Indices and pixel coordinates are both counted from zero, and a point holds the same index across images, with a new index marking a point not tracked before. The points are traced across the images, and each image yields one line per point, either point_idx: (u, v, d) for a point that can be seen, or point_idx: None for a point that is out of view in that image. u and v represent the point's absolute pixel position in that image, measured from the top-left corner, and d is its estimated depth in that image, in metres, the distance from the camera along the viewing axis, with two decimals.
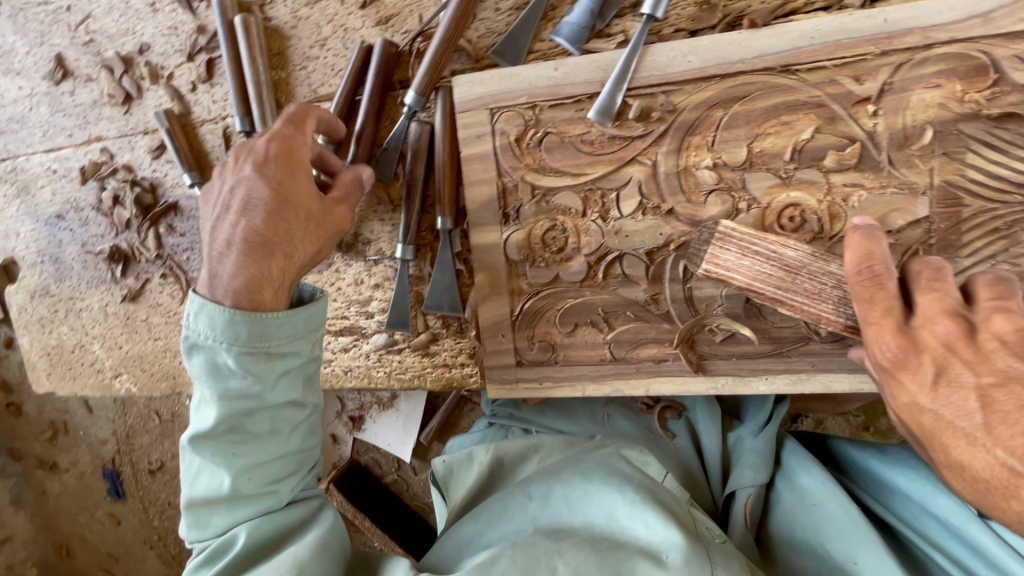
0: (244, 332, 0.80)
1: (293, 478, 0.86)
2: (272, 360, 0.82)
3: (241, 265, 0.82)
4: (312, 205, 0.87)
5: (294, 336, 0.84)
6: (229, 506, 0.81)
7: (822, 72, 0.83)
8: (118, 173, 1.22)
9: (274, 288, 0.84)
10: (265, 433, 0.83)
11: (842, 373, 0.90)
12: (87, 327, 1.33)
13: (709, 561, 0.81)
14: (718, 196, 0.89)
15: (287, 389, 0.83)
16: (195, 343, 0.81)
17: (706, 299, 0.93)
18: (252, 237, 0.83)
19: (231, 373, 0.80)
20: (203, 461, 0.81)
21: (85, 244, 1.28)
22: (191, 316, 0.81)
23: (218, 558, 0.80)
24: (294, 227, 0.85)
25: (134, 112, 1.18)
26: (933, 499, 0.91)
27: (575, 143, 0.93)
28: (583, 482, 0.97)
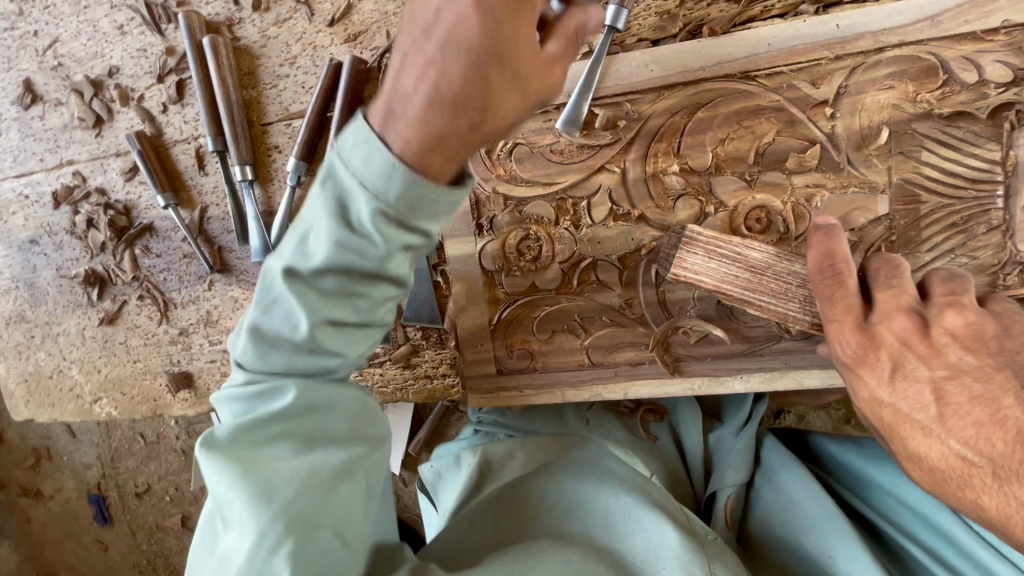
0: (396, 193, 0.58)
1: (365, 346, 0.71)
2: (402, 229, 0.61)
3: (417, 123, 0.57)
4: (526, 62, 0.59)
5: (438, 215, 0.62)
6: (299, 351, 0.66)
7: (779, 77, 0.86)
8: (91, 196, 1.21)
9: (451, 154, 0.58)
10: (357, 312, 0.66)
11: (814, 370, 0.92)
12: (65, 352, 1.32)
13: (705, 556, 0.82)
14: (686, 201, 0.91)
15: (399, 263, 0.64)
16: (332, 169, 0.60)
17: (679, 302, 0.94)
18: (444, 85, 0.57)
19: (359, 225, 0.60)
20: (284, 297, 0.64)
21: (60, 268, 1.27)
22: (348, 143, 0.59)
23: (258, 399, 0.67)
24: (470, 94, 0.57)
25: (105, 135, 1.18)
26: (910, 493, 0.93)
27: (544, 152, 0.94)
28: (579, 484, 0.97)
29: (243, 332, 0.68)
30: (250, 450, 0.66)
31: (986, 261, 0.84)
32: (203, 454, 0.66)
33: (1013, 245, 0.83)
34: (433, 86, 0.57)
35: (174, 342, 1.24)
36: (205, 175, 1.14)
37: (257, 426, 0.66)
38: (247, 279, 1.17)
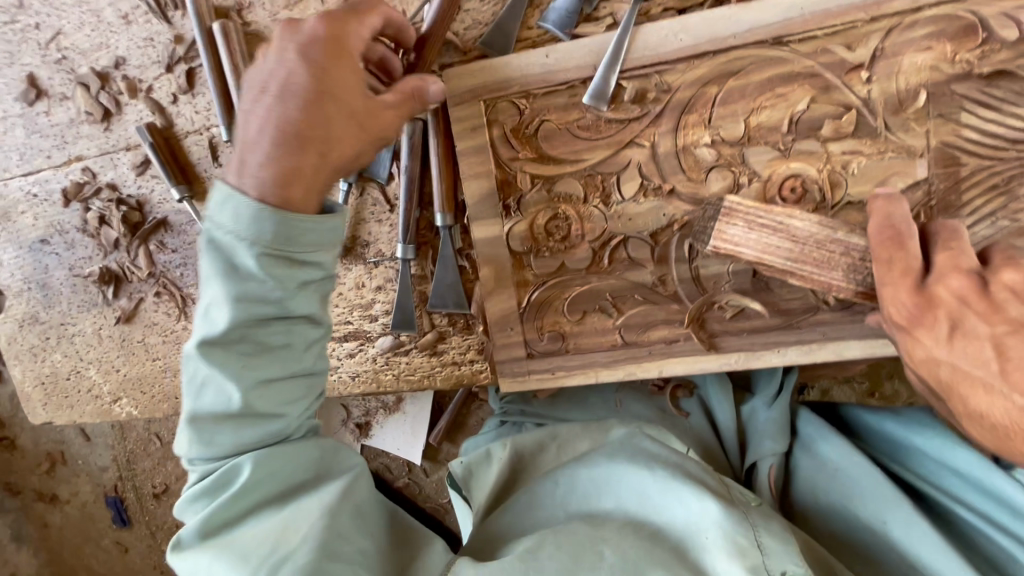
0: (271, 234, 0.69)
1: (303, 403, 0.78)
2: (295, 267, 0.72)
3: (270, 156, 0.70)
4: (354, 123, 0.74)
5: (318, 244, 0.73)
6: (235, 427, 0.73)
7: (813, 42, 0.83)
8: (102, 192, 1.18)
9: (307, 184, 0.72)
10: (271, 365, 0.73)
11: (854, 341, 0.90)
12: (81, 352, 1.30)
13: (750, 523, 0.77)
14: (719, 172, 0.89)
15: (307, 302, 0.75)
16: (214, 240, 0.69)
17: (713, 277, 0.93)
18: (286, 126, 0.71)
19: (256, 275, 0.69)
20: (207, 373, 0.71)
21: (72, 267, 1.25)
22: (215, 207, 0.69)
23: (220, 489, 0.73)
24: (317, 126, 0.71)
25: (114, 129, 1.15)
26: (954, 454, 0.91)
27: (571, 129, 0.92)
28: (607, 462, 0.95)
29: (182, 425, 0.73)
30: (226, 533, 0.72)
31: None
32: (180, 559, 0.72)
33: None
34: (294, 121, 0.71)
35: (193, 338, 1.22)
36: (220, 166, 1.12)
37: (225, 508, 0.72)
38: None
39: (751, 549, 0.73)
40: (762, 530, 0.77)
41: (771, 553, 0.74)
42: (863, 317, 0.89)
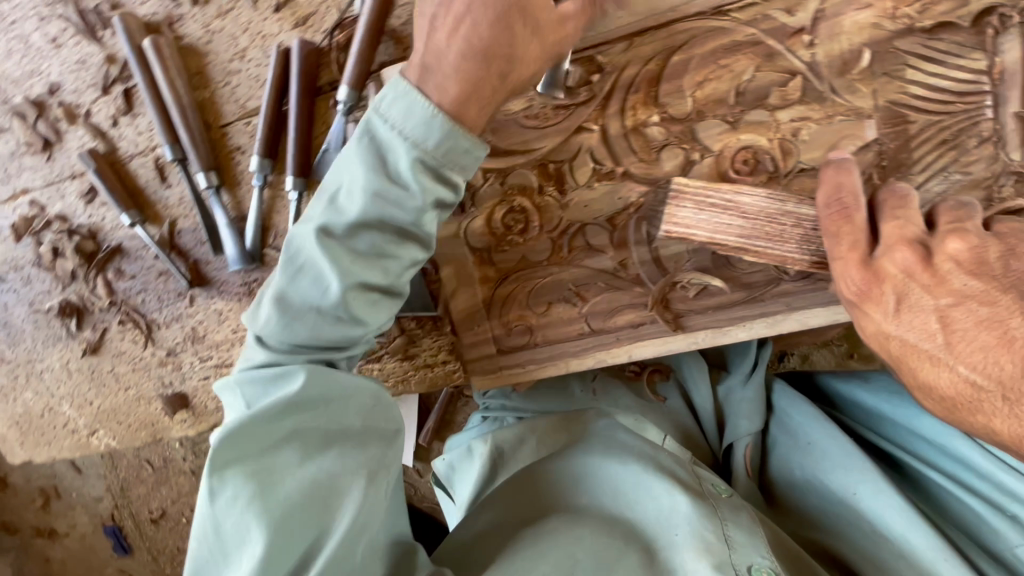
0: (435, 142, 0.70)
1: (385, 317, 0.79)
2: (433, 180, 0.73)
3: (463, 75, 0.71)
4: (519, 34, 0.71)
5: (448, 160, 0.72)
6: (326, 319, 0.74)
7: (753, 9, 0.82)
8: (53, 224, 1.16)
9: (487, 94, 0.72)
10: (379, 271, 0.75)
11: (817, 308, 0.90)
12: (53, 388, 1.28)
13: (719, 517, 0.83)
14: (670, 151, 0.88)
15: (426, 224, 0.75)
16: (373, 130, 0.72)
17: (673, 257, 0.92)
18: (473, 39, 0.70)
19: (407, 177, 0.71)
20: (312, 260, 0.72)
21: (32, 303, 1.22)
22: (388, 99, 0.71)
23: (277, 381, 0.73)
24: (507, 30, 0.71)
25: (57, 158, 1.12)
26: (918, 421, 0.93)
27: (518, 118, 0.90)
28: (587, 459, 0.97)
29: (267, 302, 0.74)
30: (261, 455, 0.72)
31: (980, 175, 0.82)
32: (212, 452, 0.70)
33: (1006, 155, 0.81)
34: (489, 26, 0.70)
35: (163, 364, 1.21)
36: (168, 187, 1.09)
37: (275, 409, 0.71)
38: (228, 289, 1.13)
39: (718, 543, 0.79)
40: (729, 524, 0.82)
41: (737, 546, 0.79)
42: (826, 283, 0.89)
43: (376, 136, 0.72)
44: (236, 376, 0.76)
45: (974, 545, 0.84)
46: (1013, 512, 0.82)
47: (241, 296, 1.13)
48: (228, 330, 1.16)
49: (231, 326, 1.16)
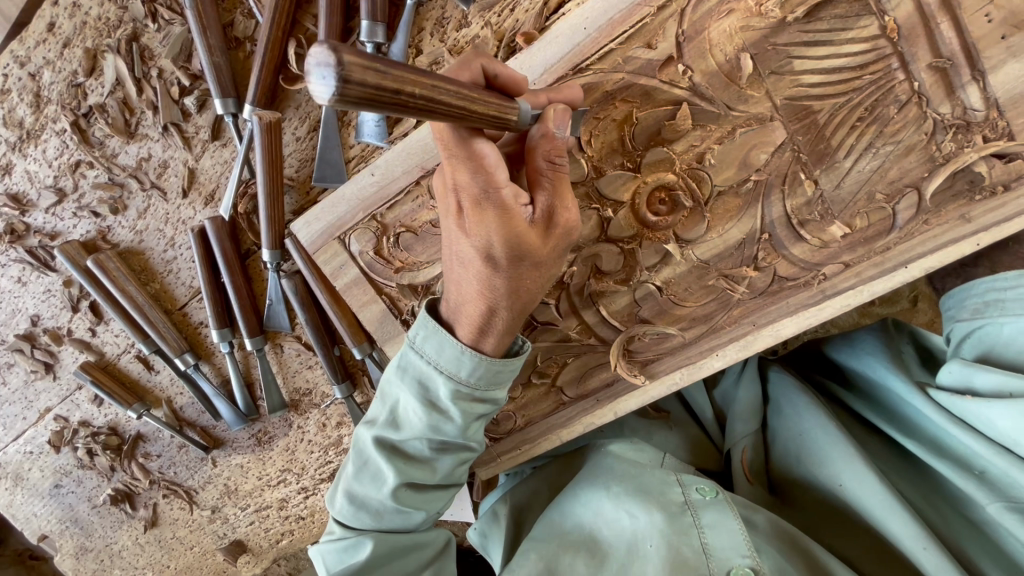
0: (466, 373, 0.76)
1: (445, 497, 0.87)
2: (474, 403, 0.78)
3: (485, 294, 0.74)
4: (538, 246, 0.71)
5: (501, 385, 0.79)
6: (386, 513, 0.81)
7: (612, 56, 0.77)
8: (79, 430, 1.26)
9: (506, 326, 0.76)
10: (432, 469, 0.82)
11: (786, 319, 0.84)
12: (133, 562, 1.39)
13: (692, 521, 0.79)
14: (582, 216, 0.84)
15: (477, 433, 0.82)
16: (409, 359, 0.78)
17: (623, 311, 0.90)
18: (492, 252, 0.70)
19: (447, 404, 0.77)
20: (374, 461, 0.81)
21: (91, 498, 1.33)
22: (420, 337, 0.77)
23: (347, 550, 0.81)
24: (531, 247, 0.70)
25: (61, 375, 1.22)
26: (892, 380, 0.87)
27: (429, 230, 0.90)
28: (574, 492, 0.93)
29: (339, 495, 0.83)
30: None
31: (912, 139, 0.75)
32: None
33: (934, 111, 0.74)
34: (503, 235, 0.68)
35: (213, 519, 1.31)
36: (158, 372, 1.18)
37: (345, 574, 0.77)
38: (241, 445, 1.22)
39: (695, 557, 0.75)
40: (707, 528, 0.78)
41: (714, 551, 0.75)
42: (784, 294, 0.84)
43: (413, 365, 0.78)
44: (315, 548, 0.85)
45: (956, 519, 0.77)
46: (982, 470, 0.74)
47: (253, 448, 1.22)
48: (255, 477, 1.25)
49: (256, 473, 1.25)
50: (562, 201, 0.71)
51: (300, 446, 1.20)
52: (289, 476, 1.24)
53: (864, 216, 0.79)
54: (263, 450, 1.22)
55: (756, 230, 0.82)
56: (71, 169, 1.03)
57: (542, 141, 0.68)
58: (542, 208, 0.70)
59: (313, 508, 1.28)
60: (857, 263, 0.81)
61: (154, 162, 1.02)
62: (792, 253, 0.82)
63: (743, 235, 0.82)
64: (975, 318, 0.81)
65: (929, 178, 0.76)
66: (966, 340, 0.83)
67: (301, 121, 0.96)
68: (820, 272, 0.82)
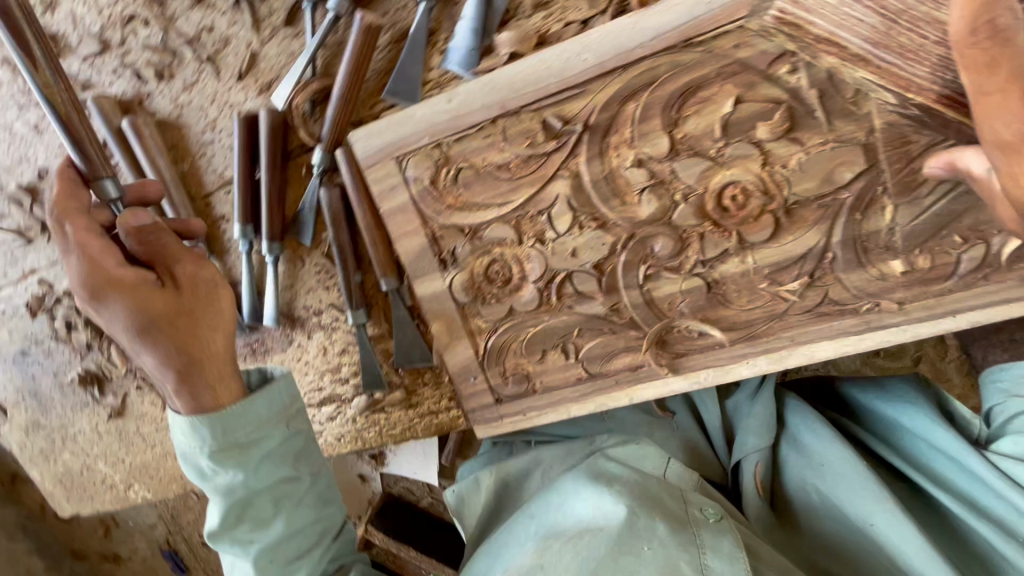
0: (206, 437, 0.83)
1: (319, 539, 0.96)
2: (243, 452, 0.86)
3: (164, 360, 0.82)
4: (184, 298, 0.83)
5: (266, 420, 0.88)
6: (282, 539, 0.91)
7: (729, 38, 0.74)
8: (63, 300, 1.19)
9: (194, 383, 0.84)
10: (273, 530, 0.90)
11: (822, 342, 0.86)
12: (87, 448, 1.34)
13: (696, 542, 0.79)
14: (652, 192, 0.83)
15: (274, 470, 0.89)
16: (183, 458, 0.86)
17: (667, 298, 0.88)
18: (139, 320, 0.79)
19: (218, 472, 0.86)
20: (231, 552, 0.91)
21: (57, 374, 1.27)
22: (174, 433, 0.86)
23: None
24: (167, 313, 0.81)
25: (56, 238, 1.15)
26: (934, 433, 0.87)
27: (492, 171, 0.87)
28: (575, 488, 0.92)
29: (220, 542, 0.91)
30: None
31: None
32: None
33: None
34: (125, 300, 0.79)
35: None
36: None
37: None
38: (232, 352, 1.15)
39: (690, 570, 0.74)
40: (708, 550, 0.78)
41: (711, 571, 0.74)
42: (830, 317, 0.85)
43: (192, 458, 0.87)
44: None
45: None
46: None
47: (243, 357, 1.15)
48: None
49: None
50: (191, 267, 0.84)
51: (295, 366, 1.14)
52: None
53: (929, 256, 0.79)
54: (252, 363, 1.15)
55: (820, 247, 0.82)
56: (123, 23, 0.98)
57: (134, 220, 0.81)
58: (179, 276, 0.83)
59: None
60: (908, 302, 0.81)
61: (215, 36, 0.96)
62: (848, 278, 0.82)
63: (805, 250, 0.82)
64: None
65: (1000, 236, 0.77)
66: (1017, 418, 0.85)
67: (387, 29, 0.91)
68: (873, 302, 0.82)
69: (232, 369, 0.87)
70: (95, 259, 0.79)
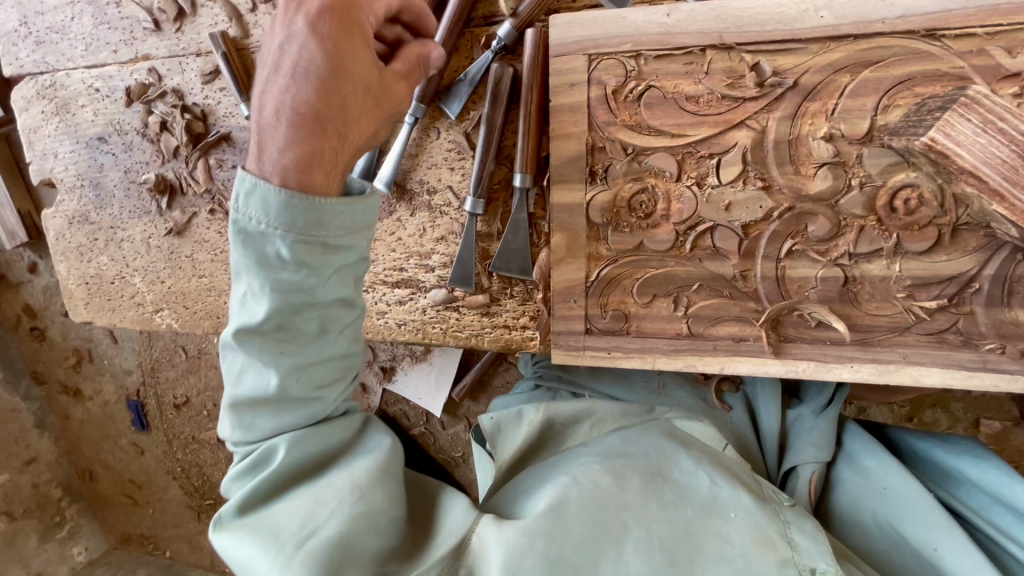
0: (294, 221, 0.67)
1: (337, 385, 0.78)
2: (328, 253, 0.70)
3: (311, 109, 0.68)
4: (374, 85, 0.73)
5: (351, 230, 0.72)
6: (314, 373, 0.74)
7: (970, 40, 0.75)
8: (167, 97, 1.14)
9: (315, 152, 0.68)
10: (313, 350, 0.73)
11: (933, 368, 0.86)
12: (129, 258, 1.27)
13: (781, 518, 0.72)
14: (830, 170, 0.83)
15: (339, 287, 0.73)
16: (241, 231, 0.66)
17: (799, 281, 0.88)
18: (336, 55, 0.69)
19: (284, 266, 0.68)
20: (247, 357, 0.72)
21: (129, 172, 1.21)
22: (241, 197, 0.66)
23: (262, 466, 0.74)
24: (362, 77, 0.71)
25: (186, 31, 1.10)
26: (1010, 488, 0.87)
27: (679, 100, 0.85)
28: (642, 434, 0.85)
29: (234, 349, 0.72)
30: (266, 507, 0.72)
31: None
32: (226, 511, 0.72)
33: None
34: (345, 39, 0.70)
35: None
36: None
37: (276, 484, 0.73)
38: None
39: (781, 543, 0.68)
40: (794, 529, 0.71)
41: (801, 548, 0.68)
42: (950, 347, 0.85)
43: (249, 235, 0.68)
44: (225, 484, 0.76)
45: None
46: None
47: None
48: None
49: None
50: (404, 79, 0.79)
51: (384, 239, 1.10)
52: None
53: None
54: None
55: (969, 274, 0.82)
56: None
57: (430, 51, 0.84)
58: (391, 75, 0.77)
59: None
60: None
61: None
62: (984, 314, 0.83)
63: (953, 273, 0.82)
64: None
65: None
66: None
67: None
68: (998, 344, 0.83)
69: (341, 175, 0.73)
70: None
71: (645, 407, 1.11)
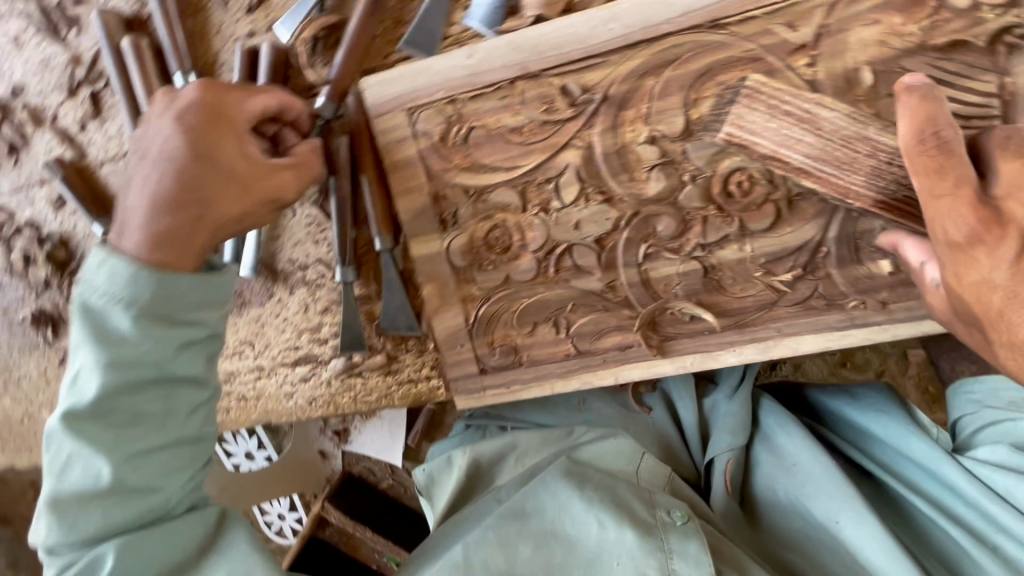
0: (135, 297, 0.68)
1: (189, 468, 0.73)
2: (171, 329, 0.70)
3: (171, 205, 0.72)
4: (237, 176, 0.75)
5: (195, 307, 0.73)
6: (161, 453, 0.70)
7: (753, 23, 0.76)
8: (23, 231, 1.11)
9: (181, 249, 0.72)
10: (159, 430, 0.70)
11: (807, 334, 0.88)
12: (32, 395, 1.24)
13: (665, 548, 0.75)
14: (662, 171, 0.83)
15: (193, 362, 0.73)
16: (84, 306, 0.68)
17: (663, 280, 0.89)
18: (196, 155, 0.73)
19: (125, 338, 0.68)
20: (77, 444, 0.67)
21: (8, 311, 1.18)
22: (86, 271, 0.69)
23: None
24: (222, 170, 0.74)
25: (24, 162, 1.08)
26: (907, 442, 0.90)
27: (503, 134, 0.86)
28: (543, 477, 0.86)
29: (64, 435, 0.67)
30: None
31: None
32: None
33: None
34: (203, 139, 0.73)
35: None
36: None
37: None
38: None
39: None
40: (675, 556, 0.74)
41: None
42: (818, 312, 0.87)
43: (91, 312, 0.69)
44: None
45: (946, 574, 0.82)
46: (995, 546, 0.81)
47: None
48: None
49: None
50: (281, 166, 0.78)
51: (273, 322, 1.09)
52: (246, 350, 1.12)
53: None
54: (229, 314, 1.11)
55: (815, 240, 0.83)
56: None
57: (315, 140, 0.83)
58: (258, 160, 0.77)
59: (261, 392, 1.14)
60: (892, 302, 0.84)
61: None
62: (839, 274, 0.84)
63: (800, 243, 0.84)
64: (1008, 410, 0.87)
65: None
66: (988, 427, 0.88)
67: None
68: (859, 300, 0.85)
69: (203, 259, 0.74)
70: (247, 93, 0.78)
71: (565, 430, 1.10)
